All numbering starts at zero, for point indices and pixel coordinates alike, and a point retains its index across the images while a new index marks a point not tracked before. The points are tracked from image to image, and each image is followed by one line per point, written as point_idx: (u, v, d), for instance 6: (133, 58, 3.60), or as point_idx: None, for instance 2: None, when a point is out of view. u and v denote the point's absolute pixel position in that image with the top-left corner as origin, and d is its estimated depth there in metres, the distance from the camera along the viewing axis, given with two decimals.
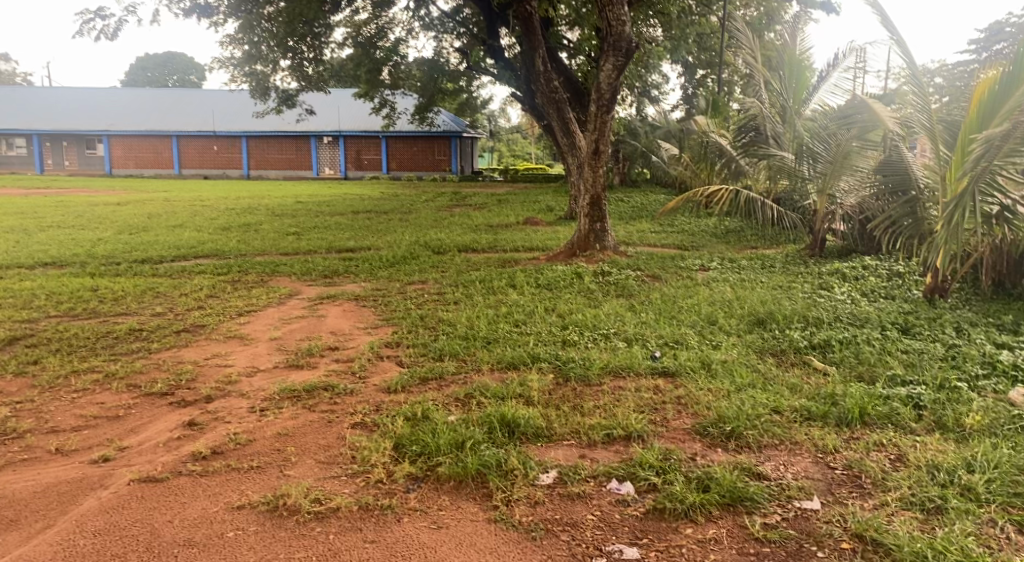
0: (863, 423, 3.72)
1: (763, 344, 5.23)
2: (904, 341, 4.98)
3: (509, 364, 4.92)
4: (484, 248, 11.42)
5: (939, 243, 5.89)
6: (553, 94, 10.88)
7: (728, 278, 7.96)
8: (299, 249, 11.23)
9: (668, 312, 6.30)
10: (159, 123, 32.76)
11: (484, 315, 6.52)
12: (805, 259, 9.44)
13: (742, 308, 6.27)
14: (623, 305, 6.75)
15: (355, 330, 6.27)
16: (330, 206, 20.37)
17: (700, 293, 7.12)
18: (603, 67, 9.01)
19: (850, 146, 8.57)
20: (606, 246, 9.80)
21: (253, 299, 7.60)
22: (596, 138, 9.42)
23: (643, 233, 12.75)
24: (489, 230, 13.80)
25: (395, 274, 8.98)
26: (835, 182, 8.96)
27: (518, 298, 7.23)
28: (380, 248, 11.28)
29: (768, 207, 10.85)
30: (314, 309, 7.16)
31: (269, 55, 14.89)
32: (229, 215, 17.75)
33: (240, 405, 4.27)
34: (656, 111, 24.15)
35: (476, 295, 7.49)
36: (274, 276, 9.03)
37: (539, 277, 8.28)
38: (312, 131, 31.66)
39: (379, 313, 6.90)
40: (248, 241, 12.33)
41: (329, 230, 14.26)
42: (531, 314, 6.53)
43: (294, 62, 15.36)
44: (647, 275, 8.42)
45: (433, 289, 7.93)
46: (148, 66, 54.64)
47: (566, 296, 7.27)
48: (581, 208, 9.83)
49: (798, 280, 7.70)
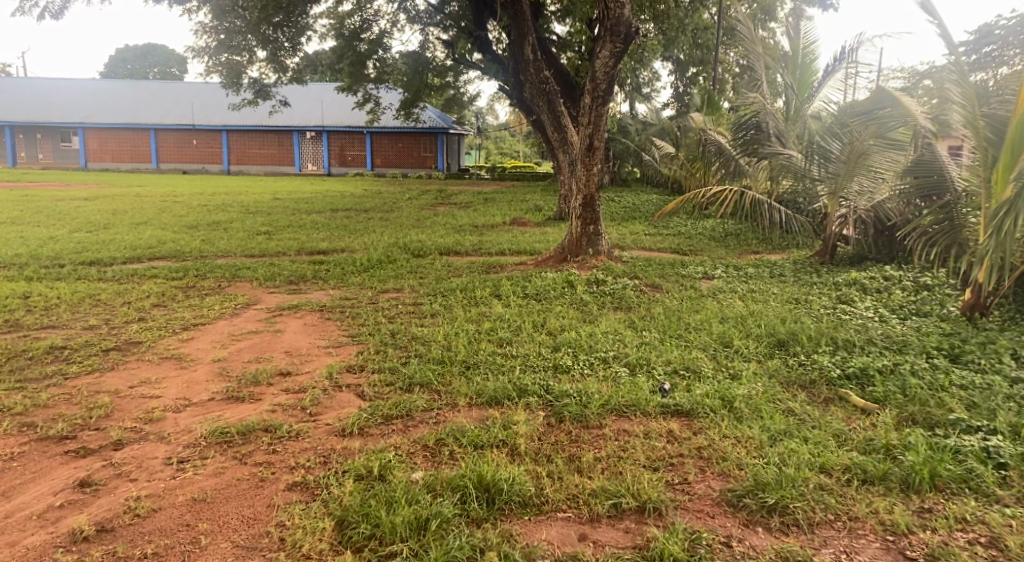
0: (937, 488, 2.93)
1: (788, 376, 4.46)
2: (957, 370, 4.19)
3: (488, 399, 4.12)
4: (467, 251, 10.60)
5: (982, 255, 5.10)
6: (544, 86, 10.01)
7: (736, 289, 7.20)
8: (266, 250, 10.38)
9: (673, 331, 5.52)
10: (135, 115, 31.63)
11: (464, 332, 5.72)
12: (816, 267, 8.71)
13: (759, 327, 5.50)
14: (622, 322, 5.96)
15: (313, 349, 5.44)
16: (309, 202, 19.48)
17: (707, 307, 6.36)
18: (599, 55, 8.22)
19: (866, 147, 8.06)
20: (600, 251, 9.02)
21: (204, 309, 6.75)
22: (590, 133, 8.59)
23: (637, 236, 12.00)
24: (474, 231, 12.98)
25: (368, 280, 8.14)
26: (849, 184, 8.47)
27: (505, 310, 6.43)
28: (355, 251, 10.45)
29: (774, 210, 9.94)
30: (272, 321, 6.31)
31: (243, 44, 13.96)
32: (199, 211, 16.83)
33: (154, 455, 3.46)
34: (647, 109, 23.45)
35: (455, 307, 6.68)
36: (233, 282, 8.15)
37: (527, 285, 7.49)
38: (295, 125, 30.66)
39: (344, 327, 6.07)
40: (213, 241, 11.46)
41: (303, 229, 13.40)
42: (518, 330, 5.74)
43: (272, 52, 14.38)
44: (645, 283, 7.65)
45: (409, 299, 7.11)
46: (127, 58, 53.15)
47: (556, 308, 6.49)
48: (572, 209, 9.00)
49: (814, 292, 6.97)
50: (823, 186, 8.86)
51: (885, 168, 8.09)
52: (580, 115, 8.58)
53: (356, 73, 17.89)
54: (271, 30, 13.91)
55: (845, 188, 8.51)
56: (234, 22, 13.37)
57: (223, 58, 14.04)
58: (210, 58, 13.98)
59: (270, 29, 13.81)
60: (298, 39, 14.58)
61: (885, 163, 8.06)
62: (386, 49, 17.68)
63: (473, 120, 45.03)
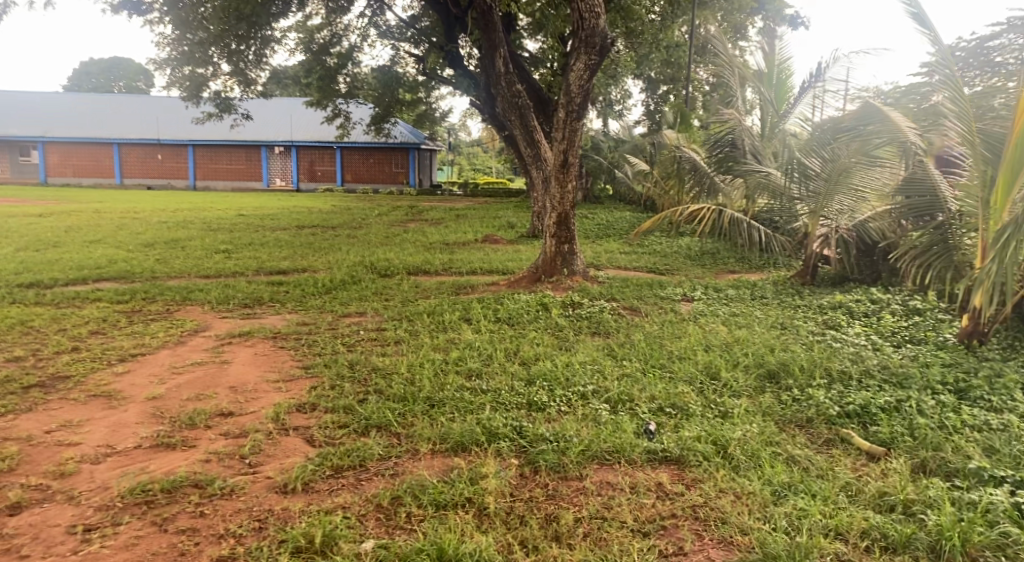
0: (968, 557, 2.57)
1: (783, 413, 4.08)
2: (967, 408, 3.83)
3: (453, 444, 3.66)
4: (437, 270, 10.15)
5: (984, 279, 4.76)
6: (517, 99, 9.62)
7: (718, 313, 6.86)
8: (223, 270, 9.82)
9: (655, 361, 5.11)
10: (97, 129, 30.72)
11: (430, 362, 5.24)
12: (799, 288, 8.42)
13: (747, 356, 5.12)
14: (600, 350, 5.54)
15: (261, 383, 4.93)
16: (274, 219, 18.87)
17: (689, 333, 5.99)
18: (573, 67, 7.87)
19: (848, 165, 7.88)
20: (575, 271, 8.63)
21: (146, 336, 6.19)
22: (565, 148, 8.22)
23: (612, 255, 11.66)
24: (444, 248, 12.54)
25: (330, 303, 7.64)
26: (830, 204, 8.25)
27: (475, 337, 5.97)
28: (318, 271, 9.94)
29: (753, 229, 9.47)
30: (220, 351, 5.78)
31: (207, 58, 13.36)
32: (158, 228, 16.15)
33: (56, 521, 3.02)
34: (620, 126, 23.30)
35: (421, 333, 6.20)
36: (182, 306, 7.58)
37: (499, 309, 7.06)
38: (262, 140, 29.98)
39: (298, 358, 5.56)
40: (168, 260, 10.85)
41: (265, 247, 12.84)
42: (488, 360, 5.28)
43: (237, 67, 13.81)
44: (623, 306, 7.26)
45: (371, 324, 6.62)
46: (92, 71, 52.05)
47: (530, 334, 6.06)
48: (546, 227, 8.60)
49: (799, 316, 6.64)
50: (803, 204, 8.62)
51: (867, 187, 7.88)
52: (554, 130, 8.20)
53: (325, 87, 17.43)
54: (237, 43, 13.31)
55: (826, 207, 8.28)
56: (195, 33, 12.74)
57: (186, 70, 13.52)
58: (172, 68, 13.45)
59: (234, 42, 13.18)
60: (264, 52, 14.06)
61: (867, 181, 7.85)
62: (356, 63, 17.25)
63: (446, 137, 44.69)
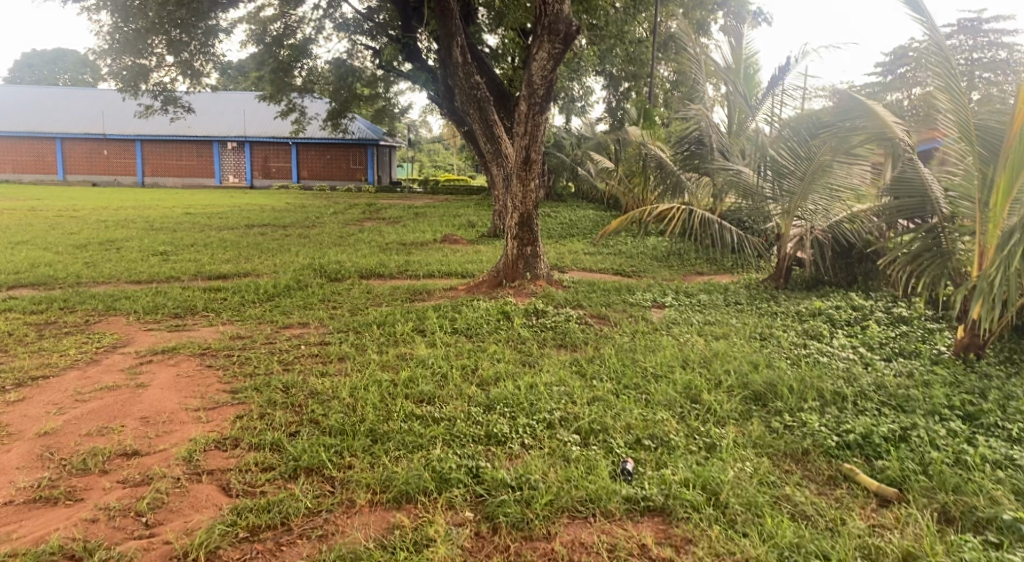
0: None
1: (775, 444, 3.61)
2: (982, 439, 3.42)
3: (396, 494, 3.09)
4: (392, 273, 9.50)
5: (984, 289, 4.37)
6: (475, 91, 9.01)
7: (692, 321, 6.39)
8: (157, 275, 9.02)
9: (628, 380, 4.59)
10: (37, 123, 29.13)
11: (377, 385, 4.63)
12: (771, 292, 8.05)
13: (730, 373, 4.64)
14: (567, 367, 5.00)
15: (179, 411, 4.25)
16: (222, 217, 17.93)
17: (663, 346, 5.50)
18: (536, 56, 7.32)
19: (826, 162, 7.49)
20: (538, 275, 8.09)
21: (54, 354, 5.42)
22: (527, 144, 7.64)
23: (576, 256, 11.19)
24: (401, 249, 11.89)
25: (270, 313, 6.96)
26: (804, 203, 7.89)
27: (429, 352, 5.38)
28: (262, 275, 9.21)
29: (728, 229, 8.88)
30: (136, 370, 5.05)
31: (149, 48, 12.30)
32: (94, 227, 15.11)
33: None
34: (582, 123, 22.88)
35: (369, 348, 5.58)
36: (103, 317, 6.79)
37: (457, 318, 6.48)
38: (213, 135, 28.78)
39: (227, 380, 4.89)
40: (99, 264, 9.98)
41: (209, 248, 12.02)
42: (443, 381, 4.71)
43: (183, 57, 12.71)
44: (591, 314, 6.75)
45: (314, 338, 5.96)
46: (34, 63, 49.83)
47: (490, 348, 5.51)
48: (507, 228, 8.03)
49: (777, 325, 6.22)
50: (776, 204, 8.23)
51: (846, 184, 7.55)
52: (516, 124, 7.62)
53: (278, 80, 16.54)
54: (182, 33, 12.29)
55: (800, 206, 7.93)
56: (133, 20, 11.64)
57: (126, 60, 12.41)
58: (111, 57, 12.35)
59: (175, 30, 12.09)
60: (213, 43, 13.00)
61: (846, 178, 7.52)
62: (309, 57, 16.36)
63: (405, 133, 43.78)
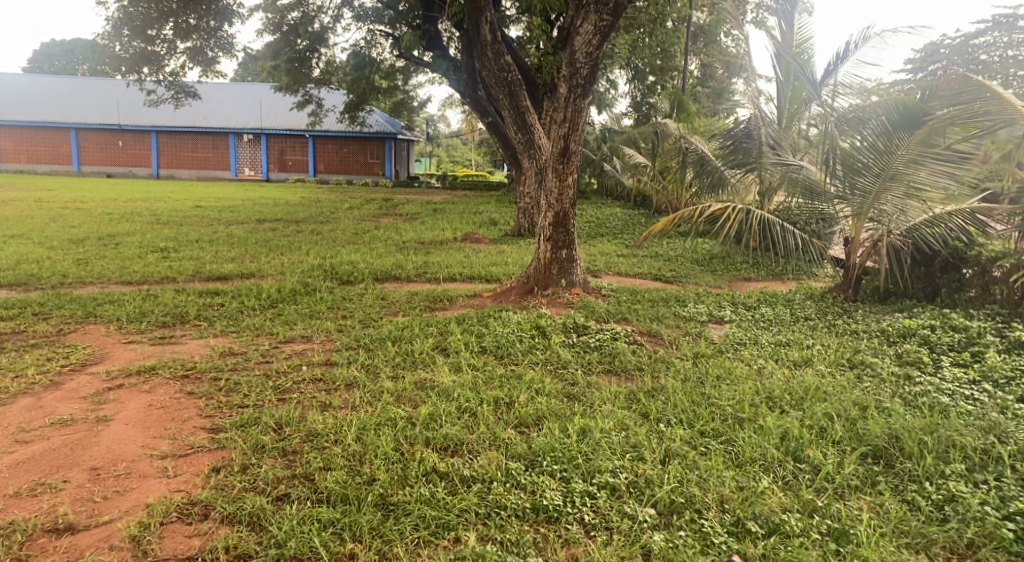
0: None
1: (923, 532, 2.71)
2: None
3: None
4: (409, 276, 8.59)
5: None
6: (506, 74, 8.11)
7: (760, 342, 5.45)
8: (153, 275, 8.19)
9: (704, 426, 3.68)
10: (52, 112, 28.54)
11: (391, 426, 3.73)
12: (840, 305, 7.11)
13: (833, 420, 3.70)
14: (624, 403, 4.08)
15: (141, 459, 3.37)
16: (234, 211, 17.15)
17: (736, 375, 4.56)
18: (579, 30, 6.40)
19: (911, 157, 6.55)
20: (574, 282, 7.13)
21: (8, 375, 4.55)
22: (565, 134, 6.73)
23: (609, 258, 10.26)
24: (419, 248, 11.01)
25: (270, 323, 6.09)
26: (878, 206, 6.89)
27: (454, 379, 4.46)
28: (266, 278, 8.35)
29: (789, 232, 7.61)
30: (101, 398, 4.17)
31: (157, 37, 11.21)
32: (98, 221, 14.36)
33: None
34: (608, 117, 21.94)
35: (382, 372, 4.68)
36: (80, 326, 5.92)
37: (484, 332, 5.58)
38: (229, 127, 28.07)
39: (207, 414, 3.98)
40: (93, 261, 9.16)
41: (214, 245, 11.24)
42: (471, 422, 3.79)
43: (196, 45, 11.49)
44: (640, 329, 5.83)
45: (317, 356, 5.06)
46: (53, 53, 49.57)
47: (526, 373, 4.60)
48: (540, 229, 7.09)
49: (865, 350, 5.24)
50: (844, 205, 7.27)
51: (930, 186, 6.52)
52: (554, 110, 6.70)
53: (295, 71, 15.71)
54: (192, 19, 11.07)
55: (873, 209, 6.94)
56: (141, 5, 10.56)
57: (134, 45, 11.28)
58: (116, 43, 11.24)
59: (191, 17, 11.02)
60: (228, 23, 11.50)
61: (932, 178, 6.50)
62: (326, 46, 15.49)
63: (422, 127, 42.88)
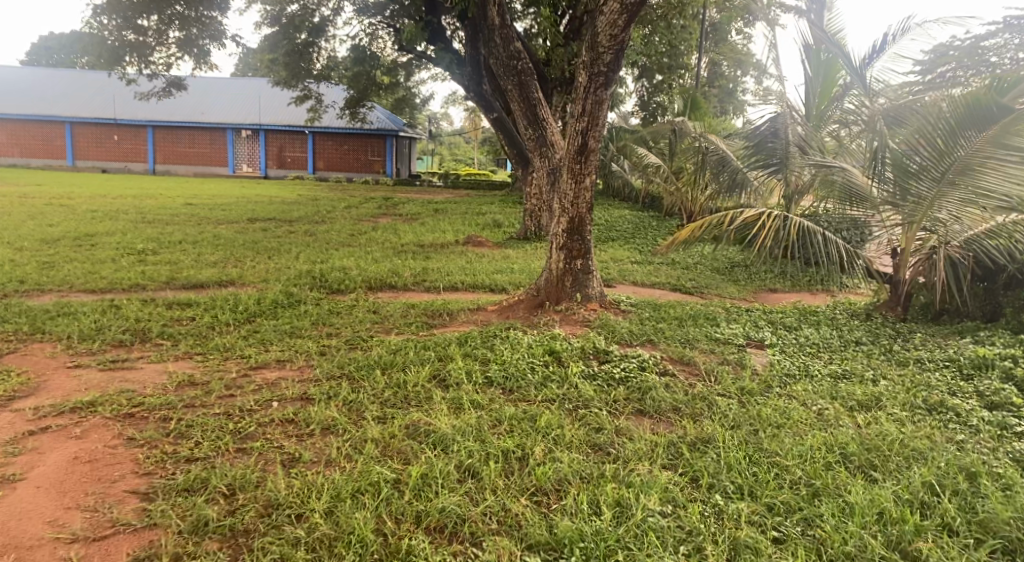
0: None
1: None
2: None
3: None
4: (406, 284, 7.78)
5: None
6: (515, 62, 7.29)
7: (813, 374, 4.63)
8: (124, 282, 7.38)
9: (775, 498, 2.89)
10: (46, 106, 27.71)
11: (375, 492, 2.94)
12: (889, 324, 6.33)
13: (940, 493, 2.90)
14: (666, 459, 3.27)
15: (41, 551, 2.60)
16: (225, 209, 16.37)
17: (797, 421, 3.74)
18: (603, 9, 5.57)
19: (971, 160, 5.71)
20: (589, 296, 6.32)
21: None
22: (584, 127, 5.92)
23: (623, 264, 9.46)
24: (418, 252, 10.21)
25: (244, 342, 5.28)
26: (934, 214, 6.09)
27: (453, 422, 3.65)
28: (248, 286, 7.54)
29: (832, 243, 6.63)
30: (16, 448, 3.36)
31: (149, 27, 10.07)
32: (80, 218, 13.58)
33: None
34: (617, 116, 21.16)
35: (367, 412, 3.87)
36: (24, 346, 5.11)
37: (489, 358, 4.77)
38: (226, 122, 27.27)
39: (145, 472, 3.17)
40: (61, 265, 8.37)
41: (198, 247, 10.45)
42: (477, 488, 2.99)
43: (187, 35, 10.33)
44: (670, 355, 5.02)
45: (292, 389, 4.23)
46: (51, 47, 48.72)
47: (541, 414, 3.80)
48: (553, 236, 6.29)
49: (940, 386, 4.43)
50: (892, 211, 6.48)
51: (995, 192, 5.65)
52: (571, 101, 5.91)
53: (293, 65, 14.94)
54: (182, 7, 9.85)
55: (927, 217, 6.14)
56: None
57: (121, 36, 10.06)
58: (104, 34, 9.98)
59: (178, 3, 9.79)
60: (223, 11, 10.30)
61: (996, 183, 5.63)
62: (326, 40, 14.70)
63: (424, 126, 42.11)
